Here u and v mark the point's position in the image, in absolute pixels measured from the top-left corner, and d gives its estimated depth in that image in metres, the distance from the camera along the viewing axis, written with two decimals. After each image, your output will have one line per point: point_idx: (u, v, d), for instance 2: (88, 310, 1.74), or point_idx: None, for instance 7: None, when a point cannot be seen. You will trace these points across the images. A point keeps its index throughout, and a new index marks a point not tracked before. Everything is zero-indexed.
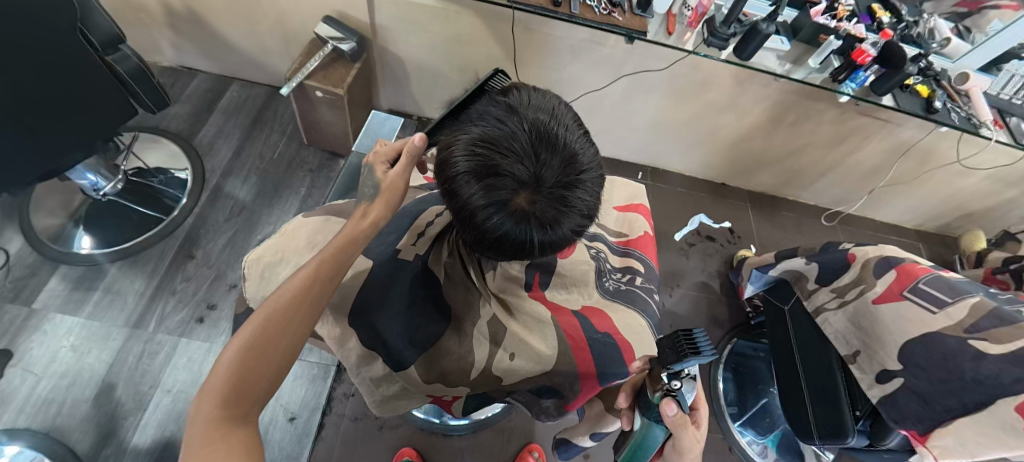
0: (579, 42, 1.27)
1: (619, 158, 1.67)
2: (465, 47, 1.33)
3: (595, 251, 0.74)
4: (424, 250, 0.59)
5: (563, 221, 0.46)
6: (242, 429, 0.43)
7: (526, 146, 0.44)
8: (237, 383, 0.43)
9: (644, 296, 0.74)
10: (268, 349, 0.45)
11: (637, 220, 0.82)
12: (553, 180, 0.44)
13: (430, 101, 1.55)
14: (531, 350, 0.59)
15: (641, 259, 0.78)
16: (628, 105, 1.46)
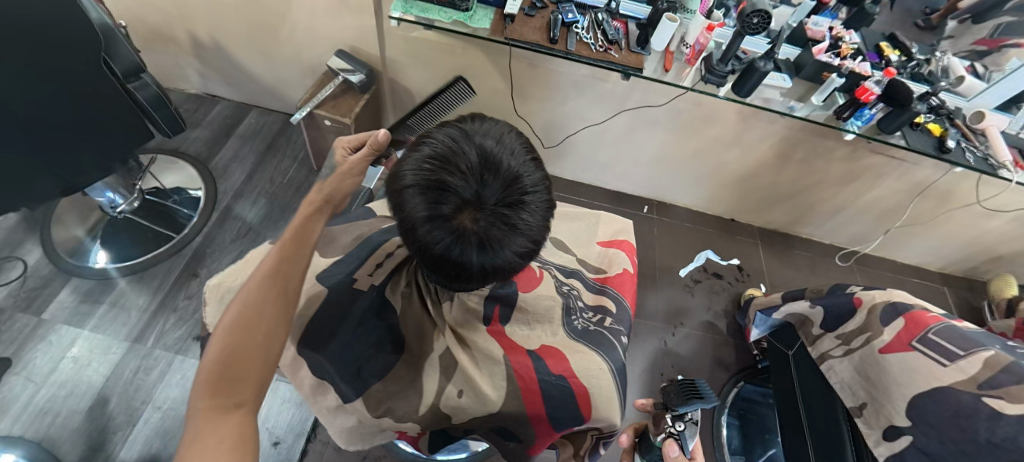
0: (580, 77, 1.29)
1: (625, 191, 1.65)
2: (471, 80, 1.37)
3: (566, 287, 0.71)
4: (380, 281, 0.60)
5: (510, 245, 0.42)
6: (232, 416, 0.46)
7: (473, 163, 0.42)
8: (221, 373, 0.47)
9: (615, 340, 0.68)
10: (245, 337, 0.49)
11: (619, 258, 0.80)
12: (499, 202, 0.42)
13: None
14: (476, 390, 0.55)
15: (616, 302, 0.74)
16: (631, 138, 1.46)
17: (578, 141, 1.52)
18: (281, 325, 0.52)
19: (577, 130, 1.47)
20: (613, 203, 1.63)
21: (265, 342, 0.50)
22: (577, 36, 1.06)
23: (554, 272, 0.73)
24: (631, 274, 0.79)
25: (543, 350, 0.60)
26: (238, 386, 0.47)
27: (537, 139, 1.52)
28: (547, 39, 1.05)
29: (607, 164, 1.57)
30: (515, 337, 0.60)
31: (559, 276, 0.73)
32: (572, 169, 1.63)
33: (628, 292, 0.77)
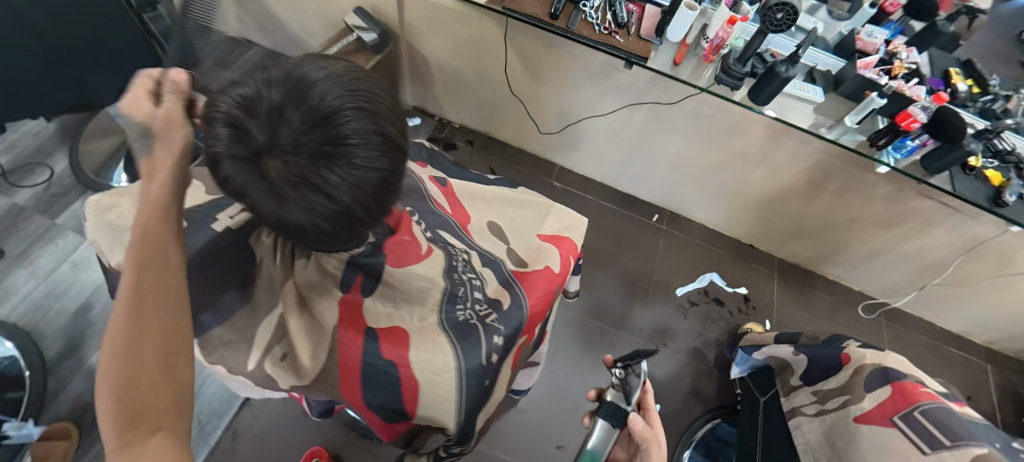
0: (595, 64, 1.18)
1: (637, 196, 1.54)
2: (484, 54, 1.29)
3: (465, 274, 0.65)
4: (240, 227, 0.54)
5: (313, 203, 0.39)
6: (151, 442, 0.36)
7: (270, 108, 0.38)
8: (129, 383, 0.37)
9: (487, 341, 0.60)
10: (140, 334, 0.39)
11: (551, 257, 0.74)
12: (293, 154, 0.38)
13: (452, 106, 1.53)
14: (295, 359, 0.54)
15: (517, 305, 0.67)
16: (648, 139, 1.34)
17: (590, 134, 1.42)
18: (178, 310, 0.42)
19: (590, 121, 1.37)
20: (622, 206, 1.52)
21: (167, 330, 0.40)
22: (582, 16, 0.97)
23: (461, 256, 0.68)
24: (558, 278, 0.72)
25: (386, 331, 0.56)
26: (149, 406, 0.37)
27: (549, 126, 1.44)
28: (547, 15, 0.97)
29: (621, 164, 1.46)
30: (366, 311, 0.56)
31: (465, 262, 0.68)
32: (583, 164, 1.53)
33: (546, 297, 0.70)
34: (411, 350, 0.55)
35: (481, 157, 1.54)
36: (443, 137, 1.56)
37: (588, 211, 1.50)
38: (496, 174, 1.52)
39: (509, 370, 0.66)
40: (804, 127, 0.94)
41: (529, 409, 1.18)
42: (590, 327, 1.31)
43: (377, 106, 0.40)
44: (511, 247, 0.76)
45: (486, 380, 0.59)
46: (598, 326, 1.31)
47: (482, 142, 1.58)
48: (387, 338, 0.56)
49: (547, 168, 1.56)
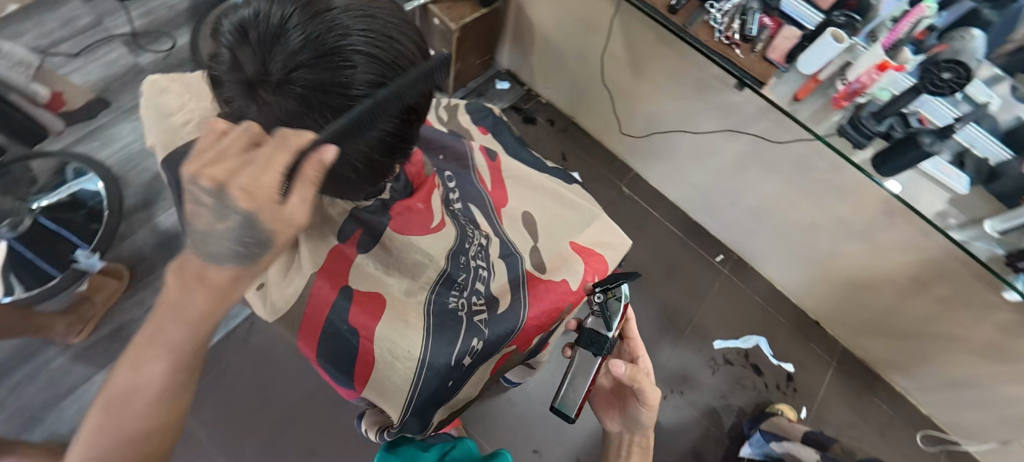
0: (708, 75, 1.05)
1: (707, 229, 1.40)
2: (592, 34, 1.20)
3: (476, 264, 0.68)
4: None
5: (303, 134, 0.42)
6: None
7: (270, 35, 0.39)
8: None
9: (463, 343, 0.63)
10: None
11: (573, 274, 0.75)
12: (285, 85, 0.39)
13: (545, 79, 1.45)
14: (275, 295, 0.60)
15: (512, 314, 0.69)
16: (739, 174, 1.19)
17: (678, 150, 1.29)
18: (174, 414, 0.41)
19: (682, 136, 1.24)
20: (687, 235, 1.39)
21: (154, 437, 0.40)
22: (705, 18, 0.86)
23: (475, 242, 0.69)
24: (570, 299, 0.74)
25: (366, 294, 0.59)
26: None
27: (636, 129, 1.34)
28: (666, 7, 0.87)
29: (700, 190, 1.33)
30: (354, 269, 0.59)
31: (478, 250, 0.69)
32: (661, 179, 1.41)
33: (547, 312, 0.72)
34: (381, 319, 0.59)
35: (557, 140, 1.47)
36: (526, 108, 1.50)
37: (649, 230, 1.39)
38: (566, 162, 1.44)
39: (489, 370, 0.71)
40: (923, 213, 0.80)
41: (518, 407, 1.14)
42: None
43: (381, 53, 0.41)
44: (537, 246, 0.77)
45: (450, 378, 0.63)
46: None
47: (563, 125, 1.50)
48: (361, 299, 0.59)
49: (621, 172, 1.46)
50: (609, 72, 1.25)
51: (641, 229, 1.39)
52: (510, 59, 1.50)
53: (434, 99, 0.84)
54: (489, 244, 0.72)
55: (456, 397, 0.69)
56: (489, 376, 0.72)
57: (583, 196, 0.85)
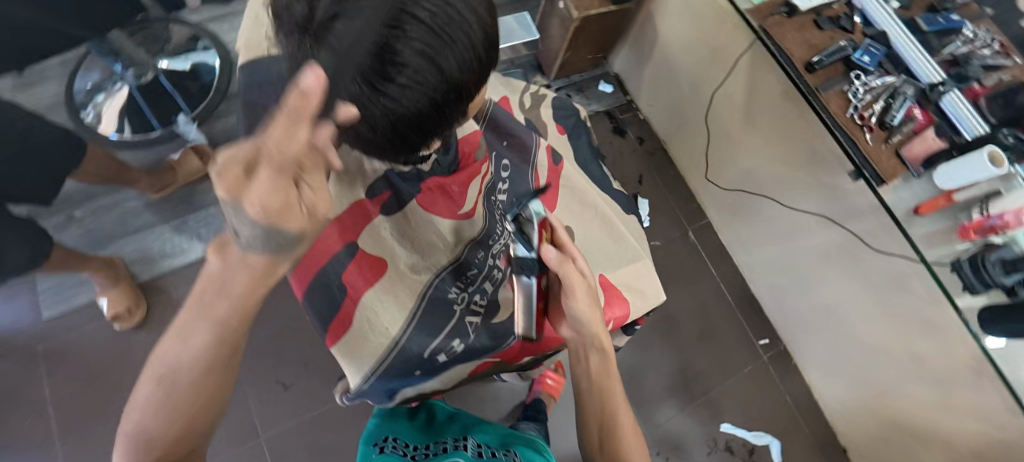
0: (824, 150, 0.94)
1: (761, 306, 1.28)
2: (715, 67, 1.10)
3: (489, 264, 0.69)
4: None
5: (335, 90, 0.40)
6: None
7: None
8: None
9: (443, 340, 0.64)
10: None
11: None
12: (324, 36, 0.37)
13: (651, 95, 1.37)
14: None
15: (506, 328, 0.69)
16: (819, 264, 1.07)
17: (762, 216, 1.18)
18: None
19: (772, 203, 1.13)
20: (738, 305, 1.29)
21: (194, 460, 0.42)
22: (844, 88, 0.75)
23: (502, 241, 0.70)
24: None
25: (370, 255, 0.61)
26: None
27: (725, 179, 1.24)
28: (804, 62, 0.77)
29: (770, 265, 1.21)
30: (369, 226, 0.60)
31: (501, 250, 0.69)
32: (732, 238, 1.30)
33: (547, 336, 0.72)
34: (377, 282, 0.60)
35: (640, 161, 1.40)
36: (620, 118, 1.43)
37: (700, 285, 1.30)
38: (641, 186, 1.37)
39: (467, 371, 0.72)
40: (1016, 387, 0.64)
41: (500, 407, 1.12)
42: None
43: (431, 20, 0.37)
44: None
45: (418, 369, 0.64)
46: None
47: (652, 148, 1.42)
48: (364, 259, 0.60)
49: (693, 215, 1.36)
50: (721, 110, 1.15)
51: (691, 281, 1.29)
52: (622, 64, 1.42)
53: (522, 84, 0.82)
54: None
55: (421, 387, 0.70)
56: (464, 376, 0.73)
57: (635, 231, 0.83)
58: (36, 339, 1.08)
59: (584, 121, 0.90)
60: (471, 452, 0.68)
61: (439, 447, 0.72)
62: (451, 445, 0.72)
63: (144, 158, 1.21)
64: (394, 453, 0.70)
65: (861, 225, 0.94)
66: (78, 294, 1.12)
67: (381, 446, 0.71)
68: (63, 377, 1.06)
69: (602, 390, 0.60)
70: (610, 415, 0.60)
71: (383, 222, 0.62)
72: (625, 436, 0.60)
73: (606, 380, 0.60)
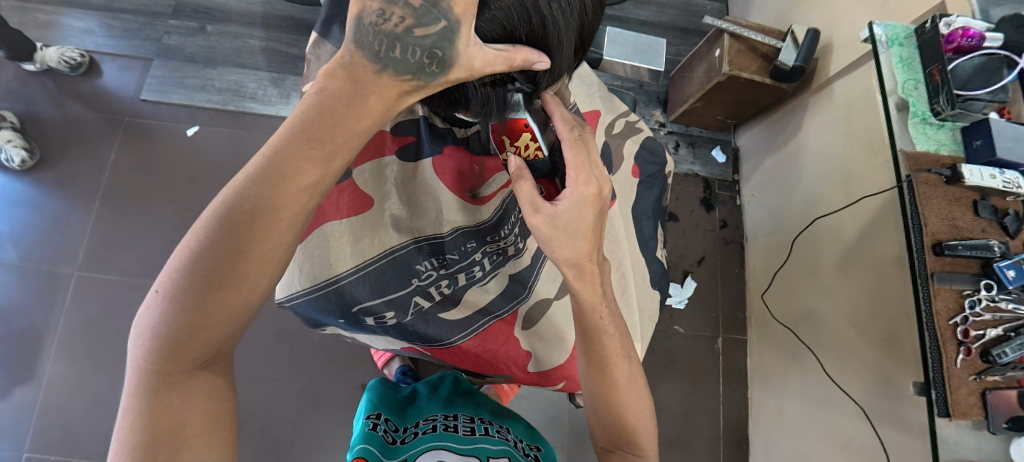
0: (902, 340, 0.80)
1: (748, 448, 1.17)
2: (835, 193, 0.98)
3: (473, 260, 0.70)
4: None
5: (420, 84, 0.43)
6: (194, 382, 0.38)
7: (420, 24, 0.34)
8: (196, 325, 0.36)
9: (381, 305, 0.64)
10: (227, 282, 0.36)
11: (541, 357, 0.76)
12: (409, 64, 0.37)
13: (759, 185, 1.26)
14: None
15: (448, 329, 0.70)
16: (831, 447, 0.94)
17: (798, 363, 1.05)
18: (269, 262, 0.38)
19: (816, 358, 1.00)
20: (726, 435, 1.17)
21: (236, 315, 0.38)
22: (957, 290, 0.62)
23: (497, 243, 0.71)
24: (511, 366, 0.75)
25: (359, 188, 0.62)
26: (202, 343, 0.37)
27: (786, 308, 1.11)
28: (934, 240, 0.63)
29: (781, 417, 1.09)
30: (377, 160, 0.63)
31: (489, 251, 0.70)
32: (758, 368, 1.18)
33: (487, 354, 0.74)
34: (350, 216, 0.61)
35: (710, 244, 1.28)
36: (716, 193, 1.32)
37: (700, 394, 1.18)
38: (698, 267, 1.26)
39: (400, 347, 0.74)
40: None
41: None
42: (557, 432, 1.11)
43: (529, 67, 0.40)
44: (553, 303, 0.75)
45: (342, 318, 0.63)
46: (561, 442, 1.11)
47: (731, 238, 1.30)
48: (349, 189, 0.61)
49: (733, 324, 1.24)
50: (818, 237, 1.03)
51: (693, 384, 1.19)
52: (749, 142, 1.30)
53: (624, 109, 0.79)
54: (516, 258, 0.73)
55: (352, 335, 0.71)
56: (395, 349, 0.75)
57: (649, 310, 0.76)
58: (127, 111, 1.20)
59: (666, 174, 0.83)
60: (460, 432, 0.64)
61: (427, 426, 0.66)
62: (440, 424, 0.67)
63: (282, 9, 1.29)
64: (384, 434, 0.62)
65: (897, 438, 0.81)
66: (175, 93, 1.21)
67: (372, 423, 0.64)
68: (126, 151, 1.18)
69: (586, 338, 0.53)
70: (597, 362, 0.54)
71: (394, 163, 0.65)
72: (619, 388, 0.54)
73: (589, 323, 0.52)
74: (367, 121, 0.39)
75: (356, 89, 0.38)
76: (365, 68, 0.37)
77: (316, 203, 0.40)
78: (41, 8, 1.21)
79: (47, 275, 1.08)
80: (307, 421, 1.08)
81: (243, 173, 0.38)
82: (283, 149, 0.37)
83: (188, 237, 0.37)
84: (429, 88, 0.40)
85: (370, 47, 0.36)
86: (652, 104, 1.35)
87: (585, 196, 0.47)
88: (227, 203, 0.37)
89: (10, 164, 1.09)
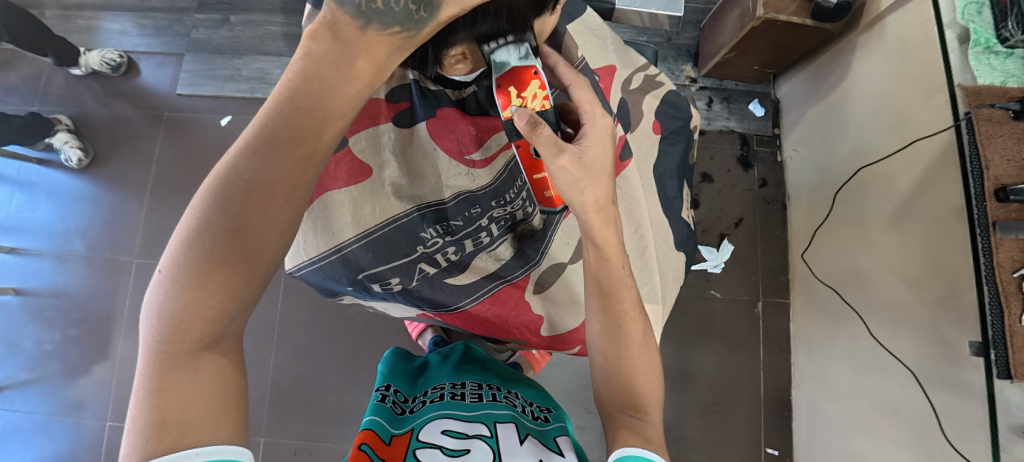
0: (961, 297, 0.73)
1: (791, 412, 1.13)
2: (891, 140, 0.89)
3: (482, 225, 0.69)
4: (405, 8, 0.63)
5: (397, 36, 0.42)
6: (201, 362, 0.40)
7: None
8: (200, 302, 0.38)
9: (386, 271, 0.65)
10: (225, 260, 0.38)
11: (552, 320, 0.76)
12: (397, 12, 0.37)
13: (801, 137, 1.16)
14: None
15: (455, 294, 0.71)
16: (881, 412, 0.89)
17: (845, 325, 0.99)
18: (259, 242, 0.39)
19: (864, 322, 0.94)
20: (767, 401, 1.13)
21: (237, 293, 0.39)
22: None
23: (504, 208, 0.70)
24: (524, 332, 0.76)
25: (354, 158, 0.61)
26: (206, 322, 0.39)
27: (830, 268, 1.04)
28: (997, 184, 0.56)
29: (827, 382, 1.04)
30: (372, 128, 0.62)
31: (496, 216, 0.70)
32: (802, 332, 1.12)
33: (498, 319, 0.75)
34: (349, 185, 0.61)
35: (748, 204, 1.21)
36: (754, 149, 1.24)
37: (738, 359, 1.15)
38: (735, 229, 1.20)
39: (413, 314, 0.76)
40: None
41: None
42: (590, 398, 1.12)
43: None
44: (566, 267, 0.74)
45: (349, 284, 0.65)
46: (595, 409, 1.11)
47: (772, 197, 1.22)
48: (346, 158, 0.61)
49: (774, 287, 1.18)
50: (867, 189, 0.95)
51: (731, 351, 1.15)
52: (789, 92, 1.20)
53: (643, 63, 0.73)
54: (525, 222, 0.71)
55: (368, 303, 0.74)
56: (409, 316, 0.77)
57: (674, 270, 0.74)
58: (166, 106, 1.26)
59: (692, 130, 0.78)
60: (467, 399, 0.65)
61: (434, 395, 0.67)
62: (448, 392, 0.67)
63: None
64: (392, 406, 0.64)
65: (952, 403, 0.75)
66: (206, 85, 1.26)
67: (381, 395, 0.66)
68: (168, 145, 1.24)
69: (606, 290, 0.52)
70: (612, 322, 0.51)
71: (389, 130, 0.64)
72: (633, 347, 0.52)
73: (609, 274, 0.52)
74: (356, 85, 0.40)
75: (342, 50, 0.39)
76: (350, 27, 0.38)
77: (314, 176, 0.41)
78: (80, 13, 1.28)
79: (111, 264, 1.18)
80: (349, 391, 1.13)
81: (236, 147, 0.39)
82: (274, 120, 0.38)
83: (188, 215, 0.38)
84: (420, 38, 0.40)
85: (351, 2, 0.36)
86: (682, 58, 1.27)
87: (602, 129, 0.49)
88: (223, 177, 0.38)
89: (69, 163, 1.19)
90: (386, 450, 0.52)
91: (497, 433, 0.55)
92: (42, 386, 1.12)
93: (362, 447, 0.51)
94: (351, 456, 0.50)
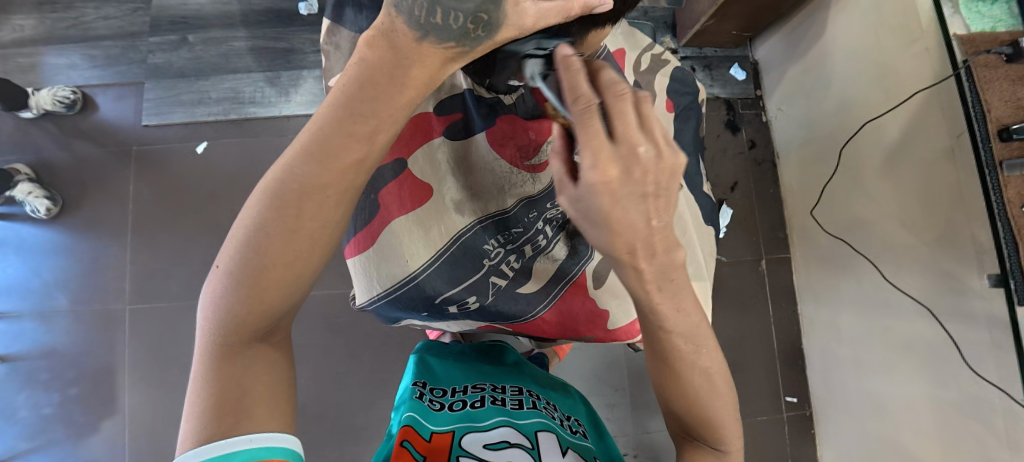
0: (960, 233, 0.78)
1: (804, 362, 1.19)
2: (878, 88, 0.92)
3: (537, 229, 0.70)
4: None
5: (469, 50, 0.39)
6: (248, 355, 0.40)
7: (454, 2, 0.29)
8: (254, 298, 0.38)
9: (460, 292, 0.65)
10: (277, 261, 0.37)
11: (619, 315, 0.75)
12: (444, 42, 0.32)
13: (787, 95, 1.19)
14: None
15: (532, 302, 0.71)
16: (892, 348, 0.95)
17: (848, 272, 1.04)
18: (317, 244, 0.38)
19: (867, 267, 0.99)
20: (781, 353, 1.19)
21: (292, 284, 0.39)
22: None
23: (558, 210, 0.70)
24: (590, 328, 0.76)
25: (418, 182, 0.61)
26: (258, 315, 0.39)
27: (828, 220, 1.09)
28: (999, 125, 0.60)
29: (835, 327, 1.10)
30: (426, 145, 0.62)
31: (550, 219, 0.70)
32: (806, 284, 1.18)
33: (567, 319, 0.74)
34: (413, 209, 0.61)
35: (741, 167, 1.25)
36: (740, 113, 1.27)
37: (749, 318, 1.19)
38: (731, 193, 1.23)
39: (478, 327, 0.75)
40: None
41: None
42: (616, 376, 1.15)
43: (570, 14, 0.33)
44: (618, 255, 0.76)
45: (426, 310, 0.65)
46: (621, 385, 1.14)
47: (762, 158, 1.26)
48: (407, 180, 0.60)
49: (774, 243, 1.23)
50: (857, 139, 0.99)
51: (742, 311, 1.19)
52: (767, 53, 1.24)
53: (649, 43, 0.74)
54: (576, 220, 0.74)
55: (426, 324, 0.73)
56: (473, 329, 0.76)
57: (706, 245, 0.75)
58: (134, 140, 1.18)
59: (699, 104, 0.79)
60: (507, 405, 0.65)
61: (474, 396, 0.67)
62: (488, 395, 0.67)
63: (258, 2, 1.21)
64: (430, 403, 0.64)
65: (964, 331, 0.80)
66: (174, 112, 1.18)
67: (418, 392, 0.67)
68: (142, 181, 1.17)
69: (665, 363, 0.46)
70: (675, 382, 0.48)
71: (443, 144, 0.64)
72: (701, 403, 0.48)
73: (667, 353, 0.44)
74: (410, 93, 0.35)
75: (396, 60, 0.32)
76: (407, 37, 0.31)
77: (365, 179, 0.37)
78: (20, 51, 1.17)
79: (101, 315, 1.11)
80: (377, 406, 1.12)
81: (289, 154, 0.36)
82: (325, 129, 0.34)
83: (245, 215, 0.37)
84: (477, 52, 0.34)
85: (410, 14, 0.29)
86: (661, 31, 1.27)
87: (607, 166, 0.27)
88: (279, 182, 0.36)
89: (37, 214, 1.10)
90: (428, 447, 0.53)
91: (538, 446, 0.55)
92: (47, 452, 1.06)
93: (404, 444, 0.53)
94: (394, 452, 0.52)
